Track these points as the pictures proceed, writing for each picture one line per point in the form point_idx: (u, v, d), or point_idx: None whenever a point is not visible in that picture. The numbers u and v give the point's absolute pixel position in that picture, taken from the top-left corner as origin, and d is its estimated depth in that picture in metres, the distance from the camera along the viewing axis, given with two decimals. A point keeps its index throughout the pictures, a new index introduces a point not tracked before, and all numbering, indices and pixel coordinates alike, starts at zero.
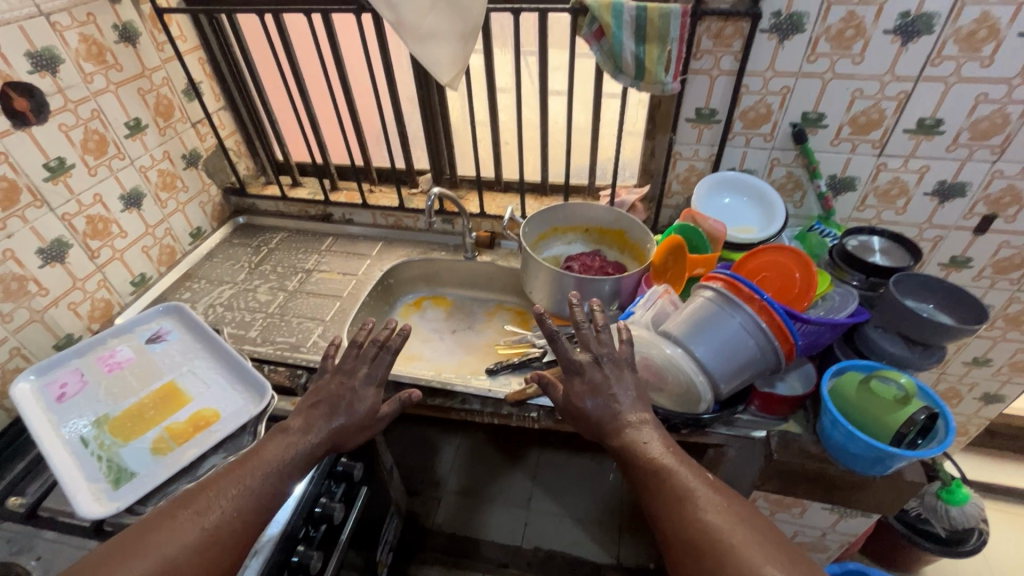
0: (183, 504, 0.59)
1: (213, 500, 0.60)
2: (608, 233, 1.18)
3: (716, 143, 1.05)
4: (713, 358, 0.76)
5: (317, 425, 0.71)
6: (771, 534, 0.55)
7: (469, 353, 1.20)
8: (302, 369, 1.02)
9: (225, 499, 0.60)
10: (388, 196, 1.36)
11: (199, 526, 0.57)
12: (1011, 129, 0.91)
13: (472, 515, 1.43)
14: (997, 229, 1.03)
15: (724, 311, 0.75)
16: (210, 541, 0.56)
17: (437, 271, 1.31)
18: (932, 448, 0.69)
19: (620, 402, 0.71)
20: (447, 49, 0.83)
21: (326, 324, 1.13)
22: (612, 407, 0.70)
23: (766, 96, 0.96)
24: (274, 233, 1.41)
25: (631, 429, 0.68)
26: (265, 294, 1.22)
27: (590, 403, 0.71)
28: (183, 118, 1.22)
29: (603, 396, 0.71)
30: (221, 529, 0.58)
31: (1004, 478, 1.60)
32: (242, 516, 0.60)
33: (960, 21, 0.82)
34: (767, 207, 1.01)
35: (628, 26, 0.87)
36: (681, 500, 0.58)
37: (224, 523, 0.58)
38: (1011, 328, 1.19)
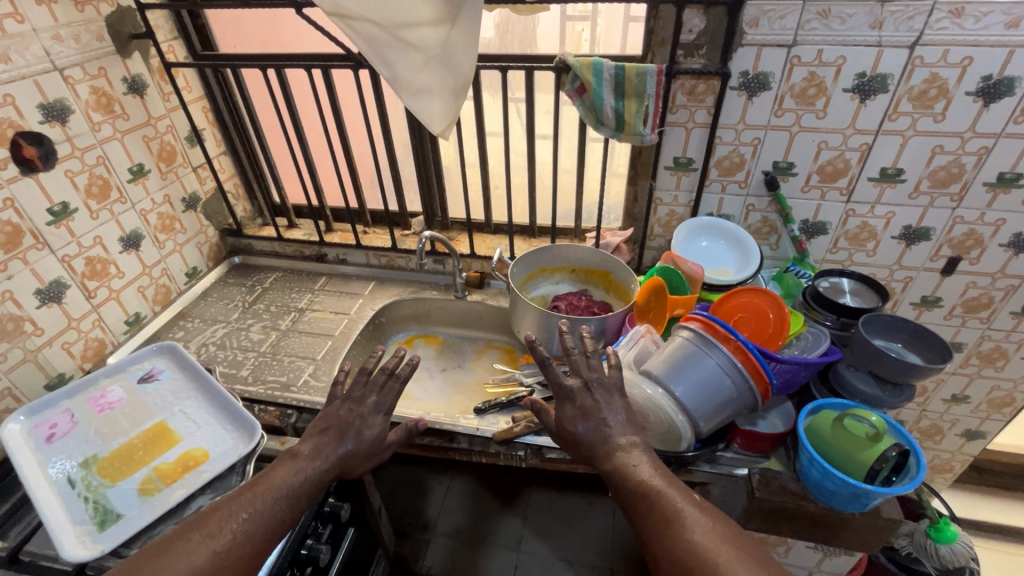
0: (195, 526, 0.61)
1: (223, 523, 0.62)
2: (594, 273, 1.22)
3: (694, 190, 1.11)
4: (692, 397, 0.78)
5: (325, 451, 0.75)
6: (756, 553, 0.57)
7: (458, 393, 1.21)
8: (292, 408, 1.03)
9: (234, 523, 0.62)
10: (381, 237, 1.40)
11: (209, 549, 0.59)
12: (967, 178, 0.97)
13: (461, 558, 1.41)
14: (963, 271, 1.09)
15: (701, 351, 0.78)
16: (222, 561, 0.59)
17: (428, 310, 1.34)
18: (905, 485, 0.71)
19: (611, 425, 0.73)
20: (439, 104, 0.89)
21: (318, 363, 1.14)
22: (603, 431, 0.72)
23: (738, 146, 1.03)
24: (268, 272, 1.44)
25: (621, 452, 0.70)
26: (257, 332, 1.24)
27: (581, 428, 0.73)
28: (185, 163, 1.27)
29: (594, 419, 0.73)
30: (231, 554, 0.60)
31: (993, 516, 1.61)
32: (251, 542, 0.62)
33: (912, 81, 0.89)
34: (743, 249, 1.06)
35: (608, 83, 0.93)
36: (670, 521, 0.60)
37: (233, 545, 0.60)
38: (985, 365, 1.23)
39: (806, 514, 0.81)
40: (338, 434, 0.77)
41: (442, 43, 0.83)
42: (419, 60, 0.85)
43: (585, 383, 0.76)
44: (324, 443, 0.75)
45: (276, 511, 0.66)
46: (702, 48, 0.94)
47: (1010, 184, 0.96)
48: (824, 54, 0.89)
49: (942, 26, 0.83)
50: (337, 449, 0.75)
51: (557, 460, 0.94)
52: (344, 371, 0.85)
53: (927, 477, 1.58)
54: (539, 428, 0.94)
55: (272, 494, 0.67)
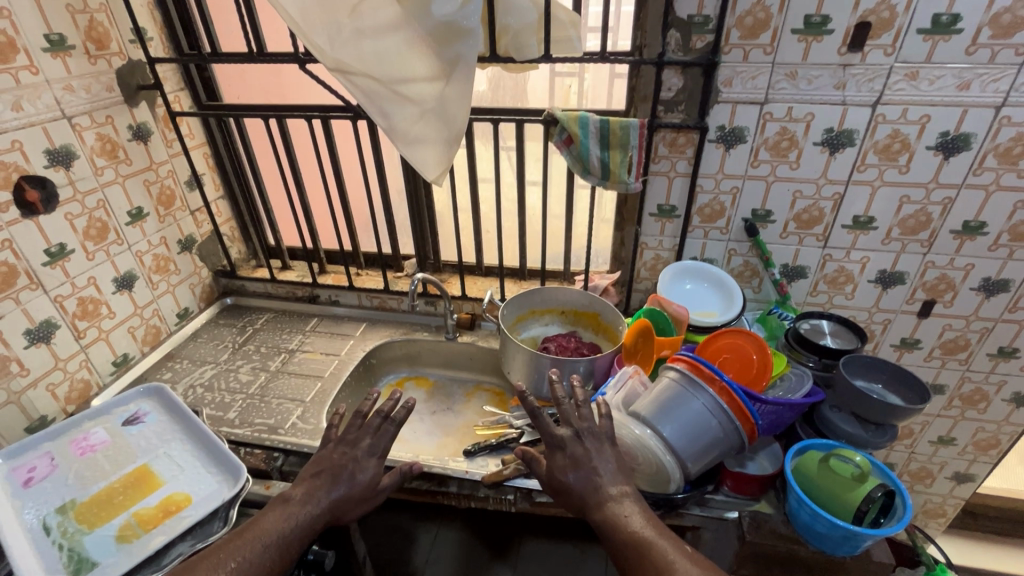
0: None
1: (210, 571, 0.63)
2: (583, 315, 1.25)
3: (678, 235, 1.15)
4: (680, 438, 0.79)
5: (317, 496, 0.74)
6: None
7: (447, 436, 1.20)
8: (279, 452, 1.02)
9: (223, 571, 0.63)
10: (374, 280, 1.43)
11: None
12: (935, 226, 1.02)
13: None
14: (938, 313, 1.12)
15: (688, 391, 0.80)
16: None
17: (419, 352, 1.35)
18: (893, 526, 0.71)
19: (601, 473, 0.73)
20: (433, 152, 0.92)
21: (306, 406, 1.13)
22: (594, 479, 0.73)
23: (718, 195, 1.08)
24: (259, 314, 1.45)
25: (610, 499, 0.70)
26: (246, 374, 1.23)
27: (572, 477, 0.73)
28: (183, 207, 1.30)
29: (585, 468, 0.73)
30: None
31: (990, 564, 1.59)
32: None
33: (876, 136, 0.95)
34: (726, 291, 1.10)
35: (593, 135, 0.99)
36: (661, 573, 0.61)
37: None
38: (968, 408, 1.25)
39: (796, 561, 0.80)
40: (328, 475, 0.77)
41: (437, 97, 0.88)
42: (414, 111, 0.90)
43: (576, 429, 0.77)
44: (315, 490, 0.75)
45: (265, 559, 0.66)
46: (680, 105, 1.00)
47: (975, 232, 1.01)
48: (794, 111, 0.96)
49: (900, 87, 0.90)
50: (328, 494, 0.75)
51: (549, 506, 0.93)
52: (338, 414, 0.85)
53: (921, 522, 1.56)
54: (528, 472, 0.93)
55: (261, 540, 0.67)
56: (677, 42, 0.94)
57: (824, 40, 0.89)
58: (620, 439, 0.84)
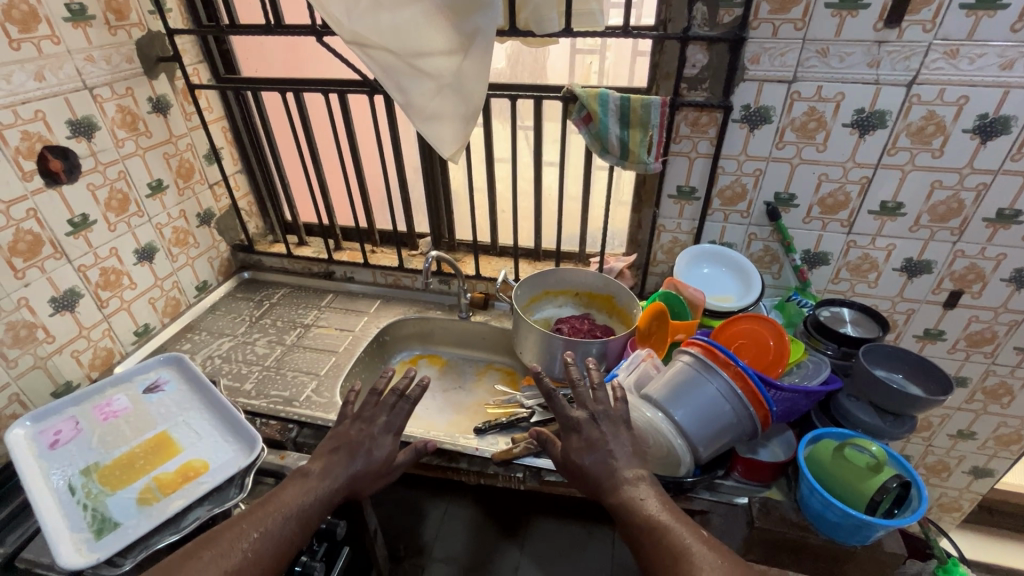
0: (206, 545, 0.63)
1: (234, 542, 0.64)
2: (597, 298, 1.25)
3: (697, 218, 1.12)
4: (691, 422, 0.78)
5: (336, 470, 0.75)
6: None
7: (459, 413, 1.21)
8: (293, 423, 1.04)
9: (246, 543, 0.64)
10: (389, 257, 1.43)
11: (221, 567, 0.61)
12: (967, 213, 0.98)
13: None
14: (965, 304, 1.09)
15: (702, 375, 0.79)
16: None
17: (432, 329, 1.35)
18: (907, 517, 0.70)
19: (617, 457, 0.73)
20: (450, 128, 0.92)
21: (321, 379, 1.15)
22: (610, 463, 0.72)
23: (740, 177, 1.05)
24: (275, 288, 1.47)
25: (626, 483, 0.70)
26: (263, 346, 1.25)
27: (589, 460, 0.73)
28: (202, 179, 1.32)
29: (601, 451, 0.73)
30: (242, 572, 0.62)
31: (1003, 559, 1.57)
32: (259, 559, 0.64)
33: (910, 118, 0.91)
34: (743, 276, 1.07)
35: (613, 113, 0.96)
36: (677, 559, 0.61)
37: (244, 565, 0.62)
38: (991, 401, 1.21)
39: (808, 549, 0.80)
40: (345, 450, 0.78)
41: (455, 71, 0.86)
42: (432, 85, 0.88)
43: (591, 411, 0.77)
44: (333, 464, 0.76)
45: (286, 530, 0.68)
46: (704, 82, 0.97)
47: (1010, 220, 0.97)
48: (823, 90, 0.92)
49: (938, 66, 0.86)
50: (345, 468, 0.76)
51: (560, 485, 0.93)
52: (355, 390, 0.85)
53: (935, 515, 1.54)
54: (539, 450, 0.93)
55: (284, 511, 0.69)
56: (703, 16, 0.91)
57: (859, 15, 0.85)
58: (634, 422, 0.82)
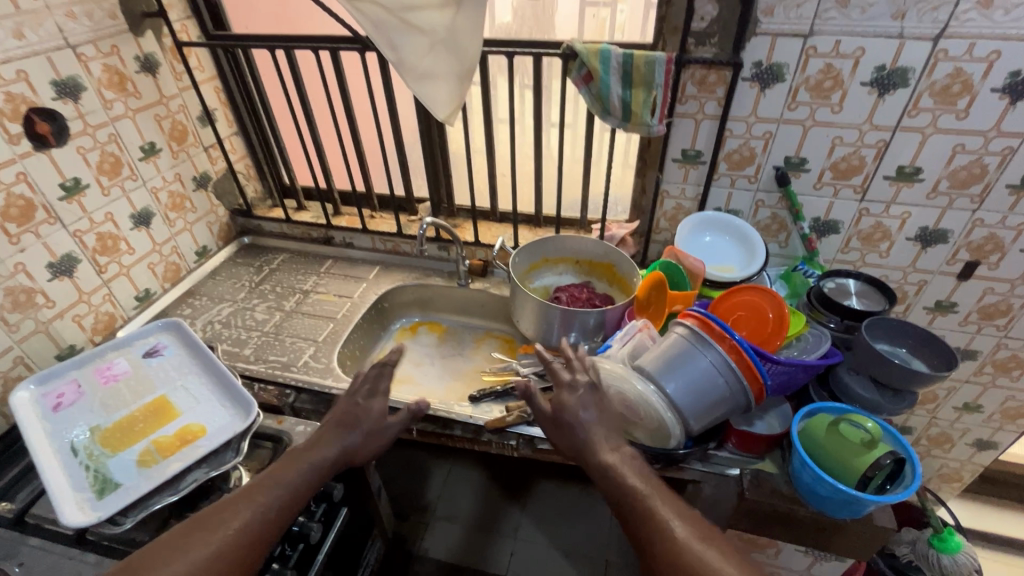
0: (220, 508, 0.65)
1: (246, 506, 0.65)
2: (598, 266, 1.23)
3: (702, 183, 1.08)
4: (683, 395, 0.77)
5: (338, 441, 0.78)
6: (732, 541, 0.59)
7: (456, 379, 1.21)
8: (291, 388, 1.06)
9: (256, 506, 0.66)
10: (387, 222, 1.41)
11: (236, 528, 0.63)
12: (990, 179, 0.93)
13: (465, 547, 1.45)
14: (980, 276, 1.04)
15: (696, 348, 0.77)
16: (247, 543, 0.62)
17: (431, 296, 1.35)
18: (899, 493, 0.69)
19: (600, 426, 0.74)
20: (444, 89, 0.88)
21: (318, 345, 1.15)
22: (595, 425, 0.73)
23: (749, 140, 1.00)
24: (275, 254, 1.46)
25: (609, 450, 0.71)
26: (262, 312, 1.25)
27: (576, 423, 0.74)
28: (196, 142, 1.29)
29: (587, 413, 0.74)
30: (255, 534, 0.63)
31: (1000, 528, 1.57)
32: (273, 522, 0.66)
33: (934, 75, 0.85)
34: (748, 244, 1.00)
35: (615, 71, 0.91)
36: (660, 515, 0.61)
37: (259, 527, 0.64)
38: (1000, 374, 1.18)
39: (797, 519, 0.80)
40: (336, 423, 0.81)
41: (447, 26, 0.81)
42: (424, 42, 0.84)
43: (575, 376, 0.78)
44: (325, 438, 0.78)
45: (295, 497, 0.70)
46: (713, 37, 0.91)
47: None
48: (842, 46, 0.86)
49: (969, 17, 0.79)
50: (339, 439, 0.78)
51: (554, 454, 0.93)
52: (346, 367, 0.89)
53: (935, 486, 1.53)
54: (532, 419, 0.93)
55: (281, 477, 0.70)
56: None
57: None
58: (619, 394, 0.82)
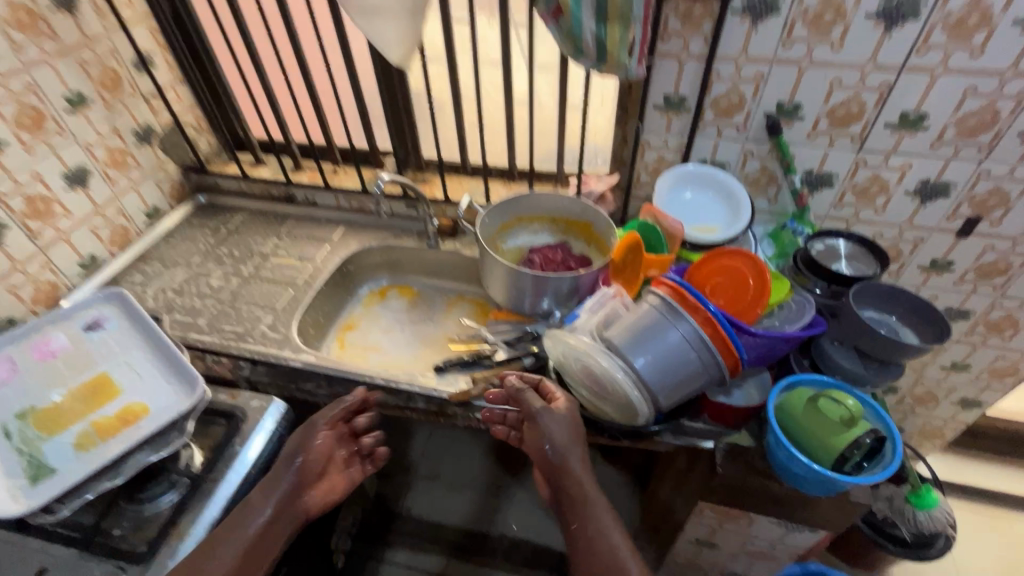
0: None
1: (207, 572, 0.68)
2: (575, 224, 1.15)
3: (686, 133, 0.98)
4: (652, 370, 0.72)
5: (280, 487, 0.76)
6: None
7: (425, 347, 1.16)
8: (245, 360, 1.00)
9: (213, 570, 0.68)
10: (351, 178, 1.32)
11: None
12: (1001, 127, 0.84)
13: (448, 503, 1.60)
14: (981, 233, 0.97)
15: (667, 320, 0.72)
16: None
17: (400, 258, 1.27)
18: (876, 474, 0.65)
19: (579, 463, 0.76)
20: (391, 26, 0.76)
21: (276, 313, 1.08)
22: (570, 461, 0.76)
23: (738, 84, 0.89)
24: (233, 213, 1.37)
25: (588, 500, 0.74)
26: (217, 278, 1.17)
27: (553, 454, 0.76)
28: (133, 91, 1.17)
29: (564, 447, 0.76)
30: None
31: (975, 480, 1.59)
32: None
33: (949, 5, 0.74)
34: (732, 203, 0.92)
35: (588, 6, 0.77)
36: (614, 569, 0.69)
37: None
38: (992, 334, 1.13)
39: (769, 493, 0.77)
40: (287, 457, 0.80)
41: None
42: None
43: (562, 413, 0.78)
44: (277, 475, 0.78)
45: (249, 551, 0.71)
46: None
47: None
48: None
49: None
50: (294, 470, 0.79)
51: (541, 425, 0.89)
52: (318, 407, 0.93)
53: (916, 442, 1.52)
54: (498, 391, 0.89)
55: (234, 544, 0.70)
56: None
57: None
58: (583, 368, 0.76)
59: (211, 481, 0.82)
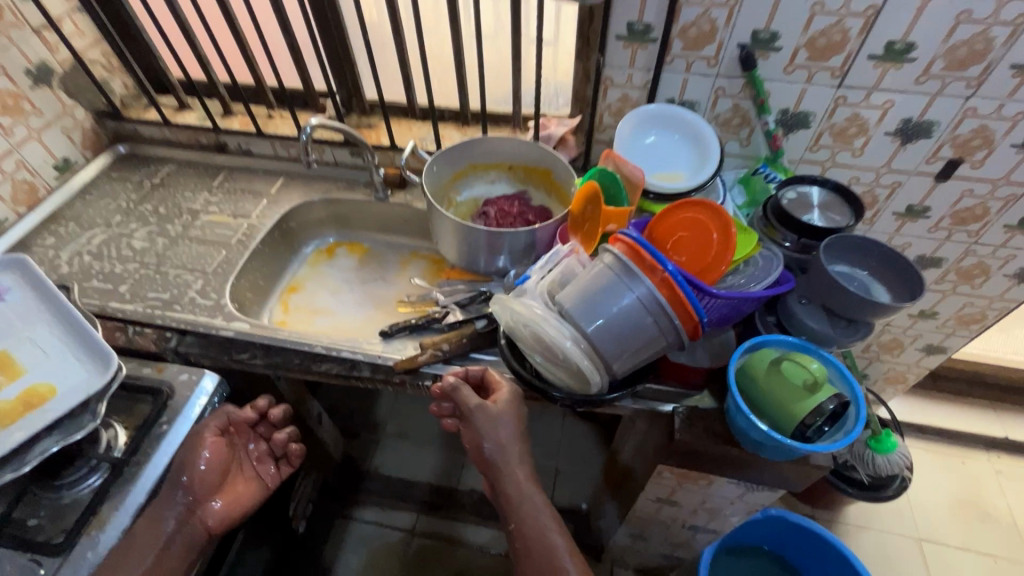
0: None
1: None
2: (534, 172, 1.06)
3: (652, 68, 0.88)
4: (606, 336, 0.66)
5: (164, 514, 0.74)
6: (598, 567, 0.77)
7: (376, 309, 1.08)
8: (173, 331, 0.90)
9: None
10: (287, 123, 1.19)
11: None
12: (992, 58, 0.76)
13: (416, 459, 1.59)
14: (960, 176, 0.92)
15: (621, 281, 0.65)
16: None
17: (348, 213, 1.17)
18: (839, 439, 0.61)
19: (519, 468, 0.80)
20: None
21: (207, 278, 0.98)
22: (504, 452, 0.79)
23: (710, 9, 0.79)
24: (160, 165, 1.23)
25: (524, 499, 0.79)
26: (141, 240, 1.06)
27: (487, 448, 0.79)
28: (19, 21, 0.99)
29: (497, 440, 0.78)
30: None
31: (930, 419, 1.64)
32: None
33: None
34: (698, 141, 0.82)
35: None
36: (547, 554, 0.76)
37: None
38: (963, 282, 1.11)
39: (730, 458, 0.74)
40: (173, 477, 0.76)
41: None
42: None
43: (500, 413, 0.78)
44: (163, 502, 0.75)
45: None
46: None
47: None
48: None
49: None
50: (180, 491, 0.76)
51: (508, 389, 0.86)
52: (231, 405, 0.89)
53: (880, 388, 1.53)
54: (448, 357, 0.84)
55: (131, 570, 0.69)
56: None
57: None
58: (534, 336, 0.70)
59: (134, 465, 0.76)
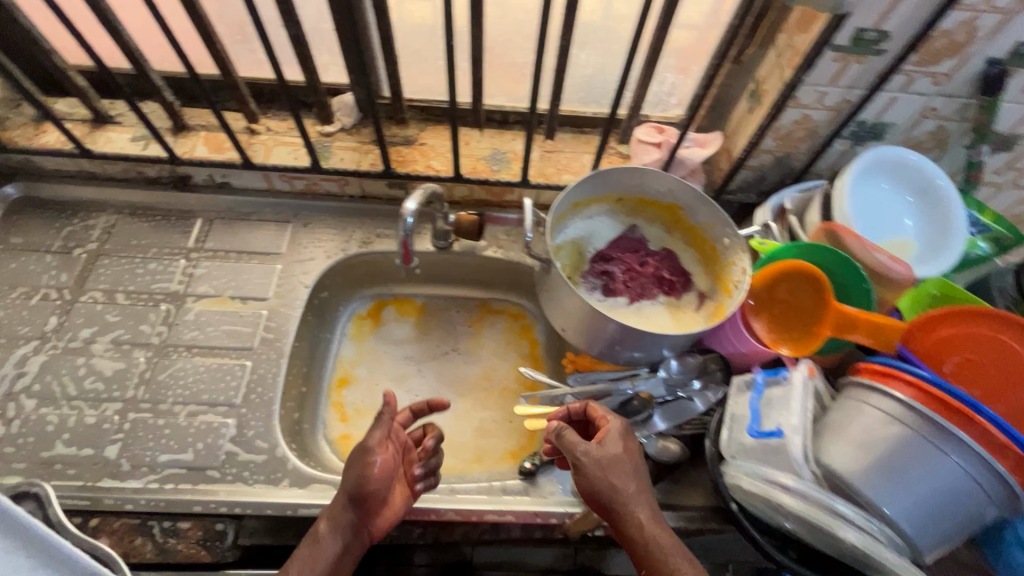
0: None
1: None
2: (654, 207, 0.82)
3: (859, 86, 0.65)
4: (915, 521, 0.50)
5: (341, 524, 0.56)
6: None
7: (461, 398, 0.83)
8: (220, 514, 0.62)
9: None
10: (285, 141, 0.83)
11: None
12: None
13: None
14: None
15: (934, 453, 0.48)
16: None
17: (393, 265, 0.87)
18: None
19: (642, 505, 0.56)
20: None
21: (241, 412, 0.68)
22: (616, 486, 0.56)
23: (978, 14, 0.56)
24: (83, 213, 0.82)
25: (647, 538, 0.55)
26: (106, 357, 0.71)
27: (595, 482, 0.56)
28: None
29: (610, 473, 0.56)
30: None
31: None
32: None
33: None
34: (939, 224, 0.67)
35: None
36: None
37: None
38: None
39: None
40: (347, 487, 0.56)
41: None
42: None
43: (615, 456, 0.58)
44: (334, 512, 0.56)
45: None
46: None
47: None
48: None
49: None
50: (352, 507, 0.56)
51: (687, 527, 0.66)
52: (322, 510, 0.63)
53: None
54: None
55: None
56: None
57: None
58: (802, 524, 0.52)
59: None
